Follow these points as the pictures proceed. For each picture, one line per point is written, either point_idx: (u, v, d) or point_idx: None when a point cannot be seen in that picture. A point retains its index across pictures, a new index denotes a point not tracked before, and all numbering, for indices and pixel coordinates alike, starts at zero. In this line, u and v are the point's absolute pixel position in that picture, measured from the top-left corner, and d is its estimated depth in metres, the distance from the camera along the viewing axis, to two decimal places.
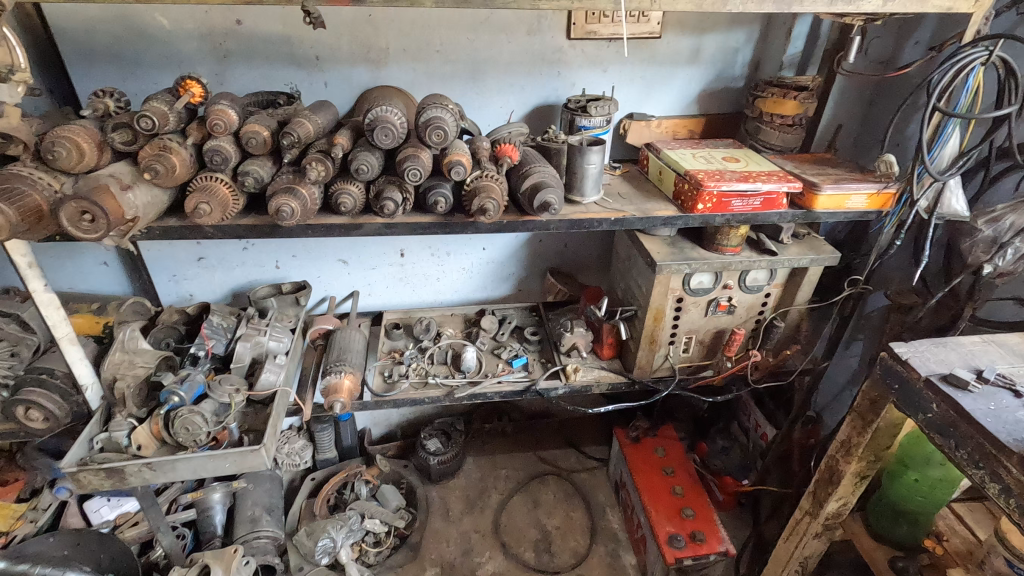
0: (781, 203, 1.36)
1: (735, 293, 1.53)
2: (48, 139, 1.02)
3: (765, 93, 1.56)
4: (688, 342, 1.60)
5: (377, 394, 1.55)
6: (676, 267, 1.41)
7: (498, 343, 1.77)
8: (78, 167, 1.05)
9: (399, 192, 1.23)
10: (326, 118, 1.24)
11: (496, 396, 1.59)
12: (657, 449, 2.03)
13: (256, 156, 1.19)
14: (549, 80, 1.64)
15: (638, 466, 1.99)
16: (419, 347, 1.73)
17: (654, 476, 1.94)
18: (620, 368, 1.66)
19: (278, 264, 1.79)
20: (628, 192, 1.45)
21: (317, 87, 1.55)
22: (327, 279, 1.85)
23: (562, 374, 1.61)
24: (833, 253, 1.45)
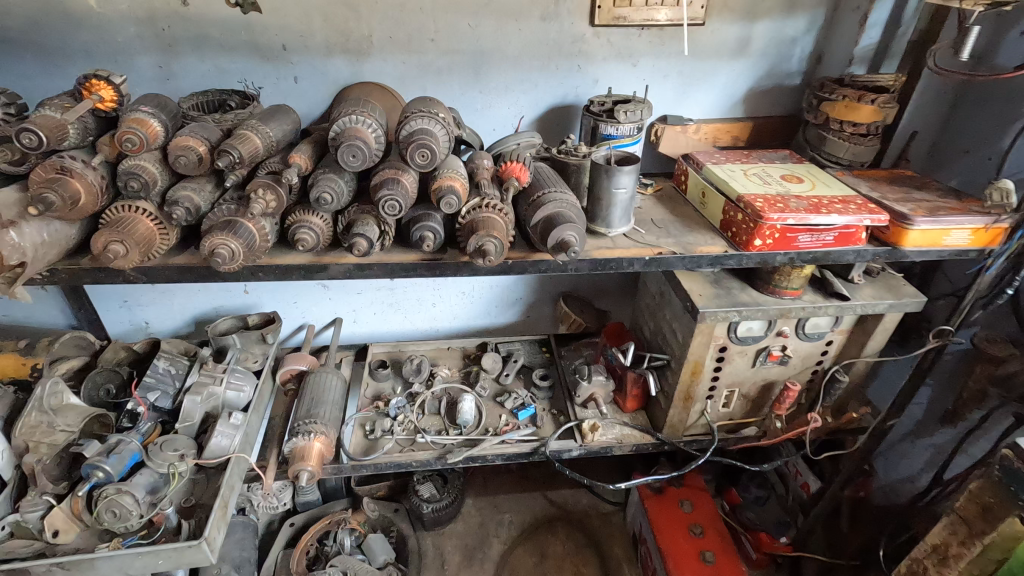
0: (859, 238, 1.08)
1: (790, 341, 1.26)
2: None
3: (835, 94, 1.26)
4: (730, 395, 1.34)
5: (353, 458, 1.28)
6: (722, 314, 1.13)
7: (502, 388, 1.51)
8: None
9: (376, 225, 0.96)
10: (283, 129, 0.97)
11: (498, 458, 1.33)
12: (683, 503, 1.77)
13: (190, 178, 0.92)
14: (568, 75, 1.35)
15: (661, 524, 1.73)
16: (408, 393, 1.47)
17: (680, 539, 1.67)
18: (647, 424, 1.39)
19: (247, 289, 1.53)
20: (664, 219, 1.18)
21: (286, 82, 1.27)
22: (304, 306, 1.59)
23: (577, 433, 1.35)
24: (919, 298, 1.16)
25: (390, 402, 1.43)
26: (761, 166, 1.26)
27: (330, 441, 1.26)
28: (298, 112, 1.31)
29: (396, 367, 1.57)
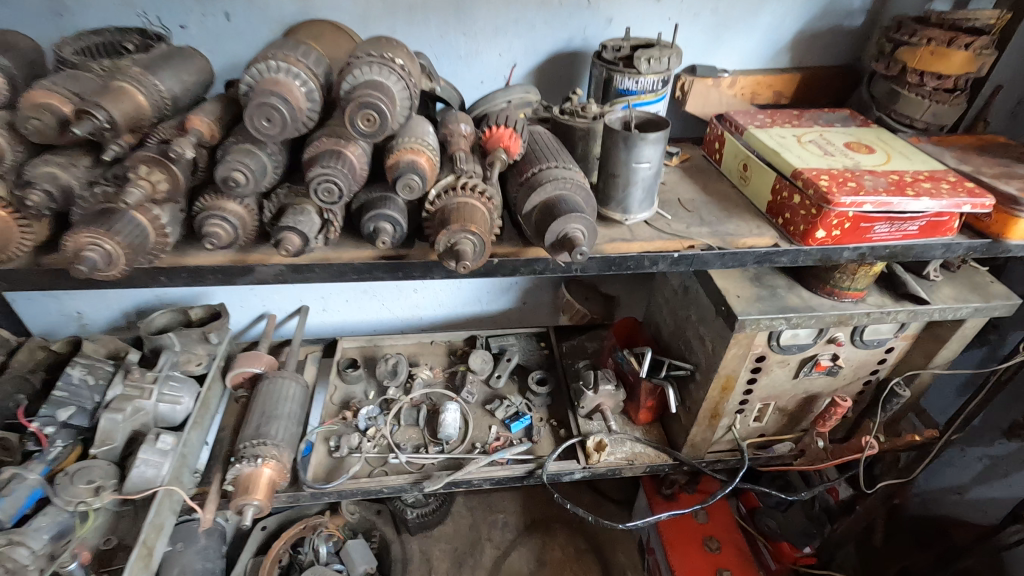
0: (951, 227, 0.83)
1: (843, 349, 1.03)
2: None
3: (916, 38, 0.98)
4: (764, 409, 1.12)
5: (311, 485, 1.07)
6: (767, 323, 0.90)
7: (492, 393, 1.29)
8: None
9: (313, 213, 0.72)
10: (185, 82, 0.71)
11: (487, 483, 1.12)
12: (698, 513, 1.58)
13: (54, 150, 0.67)
14: (574, 12, 1.07)
15: (675, 538, 1.54)
16: (382, 399, 1.25)
17: (697, 555, 1.49)
18: (662, 440, 1.18)
19: None
20: (694, 200, 0.93)
21: (215, 20, 1.00)
22: (262, 293, 1.36)
23: (580, 452, 1.14)
24: (1014, 302, 0.92)
25: (360, 411, 1.22)
26: (817, 129, 1.00)
27: (283, 465, 1.05)
28: (233, 58, 1.04)
29: (369, 366, 1.35)
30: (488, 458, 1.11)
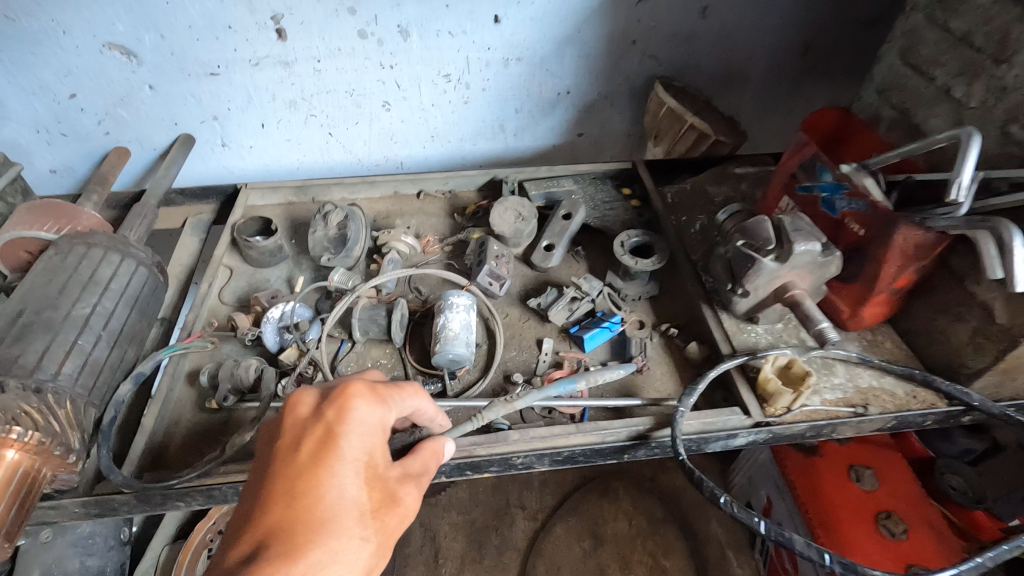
0: None
1: None
2: None
3: None
4: None
5: (130, 482, 0.45)
6: None
7: (539, 279, 0.66)
8: None
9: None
10: None
11: (543, 463, 0.50)
12: (861, 475, 0.72)
13: None
14: None
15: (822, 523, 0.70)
16: (318, 293, 0.63)
17: (871, 554, 0.65)
18: (912, 363, 0.55)
19: None
20: None
21: None
22: (98, 104, 0.75)
23: (743, 391, 0.52)
24: None
25: (267, 314, 0.58)
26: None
27: (53, 436, 0.42)
28: None
29: (299, 235, 0.71)
30: (537, 397, 0.49)
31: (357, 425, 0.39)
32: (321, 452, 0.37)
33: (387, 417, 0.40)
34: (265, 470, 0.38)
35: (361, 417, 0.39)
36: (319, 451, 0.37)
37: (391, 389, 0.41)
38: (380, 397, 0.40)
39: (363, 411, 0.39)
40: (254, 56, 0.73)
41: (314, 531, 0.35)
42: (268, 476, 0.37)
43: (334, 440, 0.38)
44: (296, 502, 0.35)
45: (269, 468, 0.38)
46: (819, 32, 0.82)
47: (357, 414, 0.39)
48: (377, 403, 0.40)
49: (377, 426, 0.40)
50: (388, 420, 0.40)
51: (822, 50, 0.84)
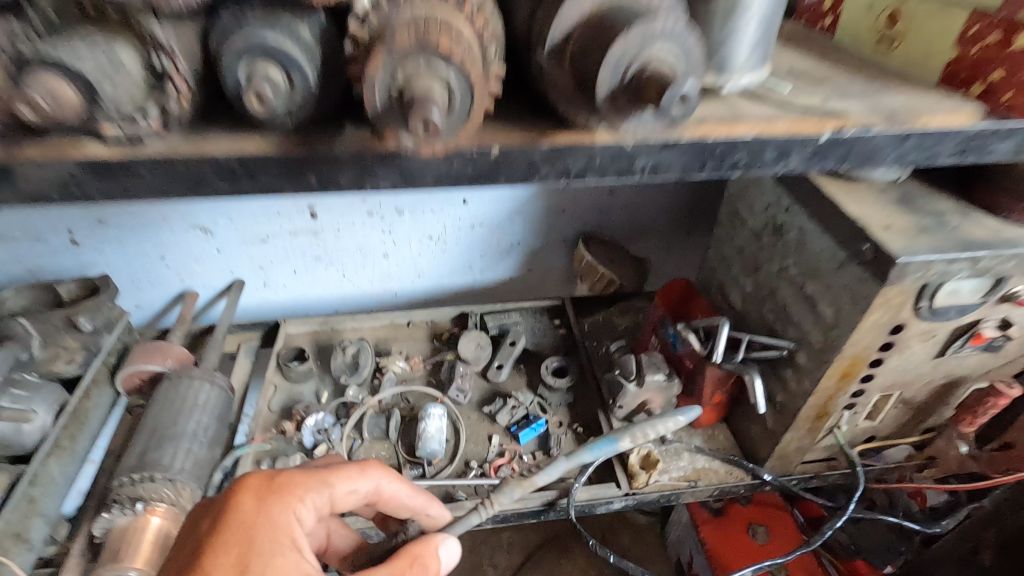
0: None
1: (1018, 312, 0.68)
2: None
3: None
4: (883, 403, 0.78)
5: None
6: (938, 269, 0.55)
7: (492, 390, 0.94)
8: None
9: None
10: None
11: (487, 522, 0.77)
12: (759, 530, 1.02)
13: None
14: None
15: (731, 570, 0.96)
16: (338, 404, 0.91)
17: None
18: (734, 450, 0.83)
19: (74, 235, 0.96)
20: (816, 71, 0.56)
21: None
22: (178, 263, 1.05)
23: (619, 471, 0.79)
24: None
25: (305, 422, 0.86)
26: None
27: (182, 508, 0.70)
28: None
29: (323, 358, 0.99)
30: (576, 458, 0.70)
31: (238, 525, 0.49)
32: (202, 552, 0.47)
33: (275, 512, 0.50)
34: (164, 571, 0.48)
35: (250, 503, 0.50)
36: (200, 551, 0.47)
37: (292, 478, 0.54)
38: (264, 500, 0.51)
39: (249, 503, 0.50)
40: (292, 229, 1.04)
41: None
42: (164, 572, 0.48)
43: (211, 540, 0.47)
44: None
45: (166, 568, 0.48)
46: (697, 203, 1.15)
47: (242, 505, 0.50)
48: (262, 506, 0.50)
49: (266, 513, 0.50)
50: (283, 504, 0.51)
51: (701, 213, 1.18)
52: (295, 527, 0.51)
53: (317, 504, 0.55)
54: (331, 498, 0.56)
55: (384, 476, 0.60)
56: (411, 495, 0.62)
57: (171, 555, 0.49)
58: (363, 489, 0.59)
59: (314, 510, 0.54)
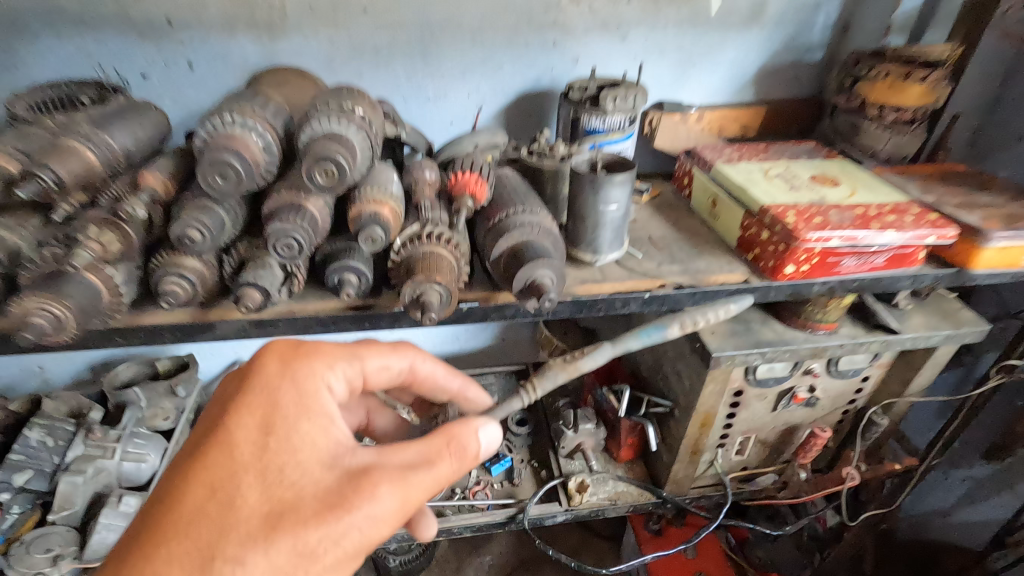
0: (916, 257, 0.84)
1: (820, 380, 1.02)
2: None
3: (873, 72, 1.00)
4: (745, 442, 1.11)
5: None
6: (741, 358, 0.90)
7: None
8: None
9: (170, 188, 0.66)
10: (140, 138, 0.70)
11: (466, 530, 1.08)
12: (687, 546, 1.36)
13: (4, 211, 0.65)
14: (541, 53, 1.07)
15: None
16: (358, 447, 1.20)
17: None
18: (646, 477, 1.15)
19: None
20: (665, 236, 0.92)
21: (177, 69, 0.97)
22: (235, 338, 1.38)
23: (561, 493, 1.11)
24: (981, 328, 0.93)
25: None
26: (799, 205, 0.84)
27: None
28: (195, 106, 1.01)
29: None
30: (613, 351, 0.80)
31: (262, 390, 0.59)
32: (238, 411, 0.57)
33: (298, 381, 0.60)
34: (207, 426, 0.58)
35: (277, 365, 0.61)
36: (241, 416, 0.57)
37: (321, 348, 0.65)
38: (285, 371, 0.60)
39: (273, 366, 0.61)
40: None
41: (229, 479, 0.54)
42: (208, 425, 0.58)
43: (241, 403, 0.58)
44: (220, 461, 0.55)
45: (209, 424, 0.58)
46: None
47: (268, 368, 0.60)
48: (284, 374, 0.60)
49: (289, 377, 0.60)
50: (306, 369, 0.61)
51: None
52: (318, 389, 0.61)
53: (343, 372, 0.66)
54: (356, 373, 0.68)
55: (408, 353, 0.74)
56: (446, 375, 0.79)
57: (213, 405, 0.61)
58: (391, 363, 0.72)
59: (341, 380, 0.65)
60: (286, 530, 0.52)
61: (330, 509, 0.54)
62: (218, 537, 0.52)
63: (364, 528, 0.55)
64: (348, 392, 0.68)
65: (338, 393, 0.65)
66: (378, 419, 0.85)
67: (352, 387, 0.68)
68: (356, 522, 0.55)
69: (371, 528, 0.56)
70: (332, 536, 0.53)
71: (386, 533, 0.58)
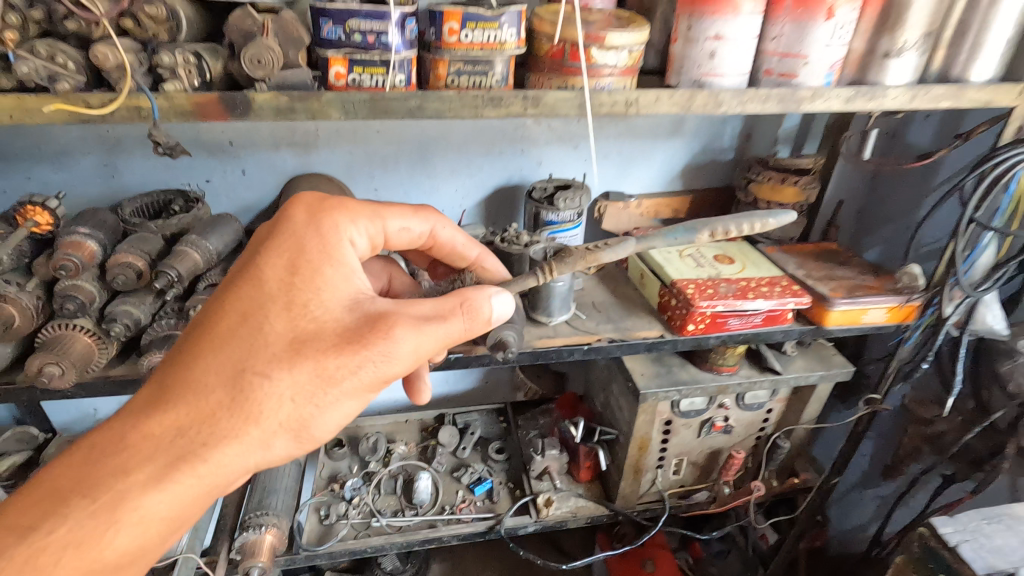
0: (786, 317, 1.14)
1: (732, 412, 1.30)
2: None
3: (761, 176, 1.32)
4: (679, 463, 1.37)
5: (305, 548, 1.27)
6: (663, 394, 1.18)
7: (459, 462, 1.51)
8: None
9: None
10: (224, 240, 0.99)
11: (454, 539, 1.33)
12: (647, 564, 1.62)
13: (131, 293, 0.93)
14: (512, 158, 1.39)
15: None
16: (364, 472, 1.46)
17: None
18: (601, 494, 1.41)
19: None
20: (604, 301, 1.22)
21: (233, 175, 1.27)
22: None
23: (532, 508, 1.36)
24: (846, 369, 1.23)
25: (347, 483, 1.41)
26: (697, 279, 1.15)
27: (282, 530, 1.26)
28: (246, 200, 1.31)
29: (353, 443, 1.55)
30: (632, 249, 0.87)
31: (294, 227, 0.69)
32: (273, 243, 0.67)
33: (325, 224, 0.70)
34: (245, 258, 0.68)
35: (305, 217, 0.70)
36: (278, 253, 0.67)
37: (344, 206, 0.72)
38: (312, 216, 0.70)
39: (301, 217, 0.70)
40: None
41: (263, 312, 0.64)
42: (249, 254, 0.69)
43: (276, 236, 0.68)
44: (256, 289, 0.65)
45: (246, 258, 0.68)
46: None
47: (296, 218, 0.69)
48: (311, 218, 0.69)
49: (314, 224, 0.69)
50: (331, 221, 0.70)
51: None
52: (339, 236, 0.70)
53: (365, 229, 0.74)
54: (374, 229, 0.76)
55: (429, 218, 0.84)
56: (465, 243, 0.88)
57: (251, 247, 0.70)
58: (412, 225, 0.82)
59: (362, 234, 0.74)
60: (309, 353, 0.62)
61: (349, 342, 0.63)
62: (249, 357, 0.62)
63: (377, 364, 0.63)
64: (369, 247, 0.76)
65: (359, 245, 0.73)
66: (398, 282, 0.91)
67: (372, 242, 0.76)
68: (364, 365, 0.63)
69: (383, 364, 0.64)
70: (349, 364, 0.62)
71: (396, 373, 0.65)
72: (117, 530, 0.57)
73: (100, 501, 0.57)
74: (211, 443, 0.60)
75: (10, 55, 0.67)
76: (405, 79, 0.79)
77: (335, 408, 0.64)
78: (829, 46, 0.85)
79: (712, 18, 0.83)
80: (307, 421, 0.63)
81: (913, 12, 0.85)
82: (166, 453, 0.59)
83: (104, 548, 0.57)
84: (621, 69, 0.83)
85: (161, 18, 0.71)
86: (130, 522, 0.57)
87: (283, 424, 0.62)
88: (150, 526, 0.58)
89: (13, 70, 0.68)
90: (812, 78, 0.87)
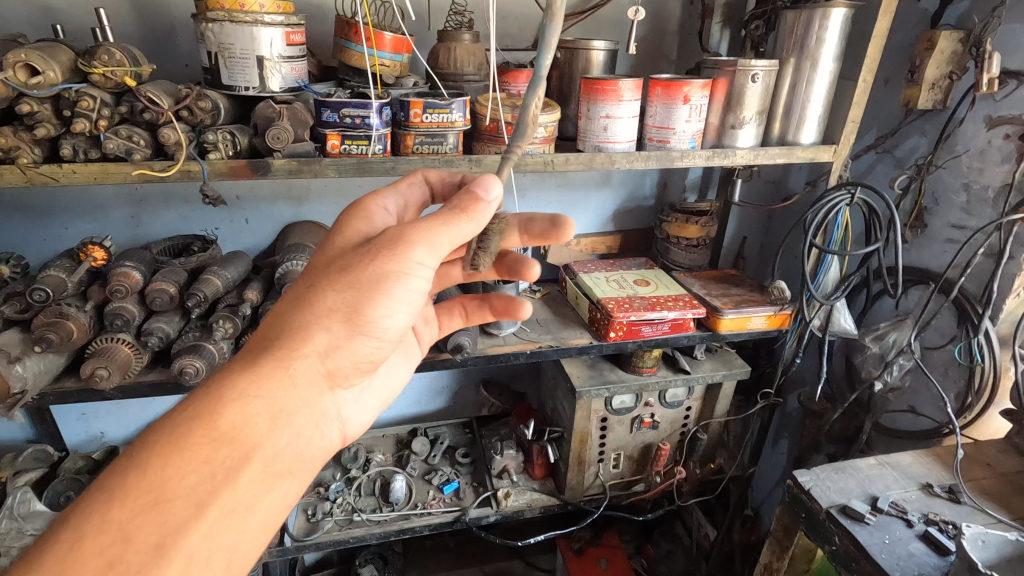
0: (689, 325, 1.43)
1: (657, 409, 1.56)
2: (34, 287, 1.05)
3: (670, 217, 1.64)
4: (617, 458, 1.61)
5: (295, 540, 1.46)
6: (595, 392, 1.45)
7: (430, 467, 1.73)
8: (64, 345, 1.07)
9: (259, 298, 1.21)
10: (237, 270, 1.26)
11: (425, 529, 1.54)
12: (601, 561, 1.78)
13: (163, 312, 1.16)
14: None
15: None
16: (346, 478, 1.66)
17: None
18: (553, 488, 1.64)
19: None
20: (546, 319, 1.50)
21: (238, 224, 1.54)
22: None
23: (493, 500, 1.58)
24: (743, 368, 1.51)
25: (331, 486, 1.62)
26: (618, 297, 1.43)
27: None
28: (248, 245, 1.57)
29: (335, 456, 1.76)
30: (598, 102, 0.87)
31: None
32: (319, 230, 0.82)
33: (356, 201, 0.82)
34: None
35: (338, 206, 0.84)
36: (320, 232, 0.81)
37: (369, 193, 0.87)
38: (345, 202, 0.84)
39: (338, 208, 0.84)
40: None
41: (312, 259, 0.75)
42: None
43: None
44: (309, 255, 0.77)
45: None
46: None
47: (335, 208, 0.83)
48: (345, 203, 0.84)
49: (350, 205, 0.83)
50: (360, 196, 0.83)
51: None
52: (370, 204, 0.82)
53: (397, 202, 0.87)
54: (403, 198, 0.87)
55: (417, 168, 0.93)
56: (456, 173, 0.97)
57: None
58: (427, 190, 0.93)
59: (393, 204, 0.86)
60: (337, 262, 0.70)
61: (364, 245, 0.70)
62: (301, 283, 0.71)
63: (386, 251, 0.68)
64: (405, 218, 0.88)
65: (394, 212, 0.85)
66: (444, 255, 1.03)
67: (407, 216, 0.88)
68: (391, 242, 0.68)
69: (393, 249, 0.68)
70: (368, 257, 0.68)
71: (432, 256, 0.70)
72: (223, 413, 0.60)
73: (213, 393, 0.61)
74: (288, 345, 0.66)
75: (101, 136, 0.94)
76: (382, 148, 1.09)
77: (374, 299, 0.68)
78: (689, 122, 1.18)
79: (603, 103, 1.15)
80: (361, 304, 0.68)
81: (747, 98, 1.20)
82: (255, 360, 0.65)
83: (220, 428, 0.59)
84: (540, 139, 1.14)
85: (209, 109, 0.99)
86: (234, 408, 0.61)
87: (338, 314, 0.68)
88: (249, 415, 0.61)
89: (101, 146, 0.95)
90: (680, 143, 1.20)
